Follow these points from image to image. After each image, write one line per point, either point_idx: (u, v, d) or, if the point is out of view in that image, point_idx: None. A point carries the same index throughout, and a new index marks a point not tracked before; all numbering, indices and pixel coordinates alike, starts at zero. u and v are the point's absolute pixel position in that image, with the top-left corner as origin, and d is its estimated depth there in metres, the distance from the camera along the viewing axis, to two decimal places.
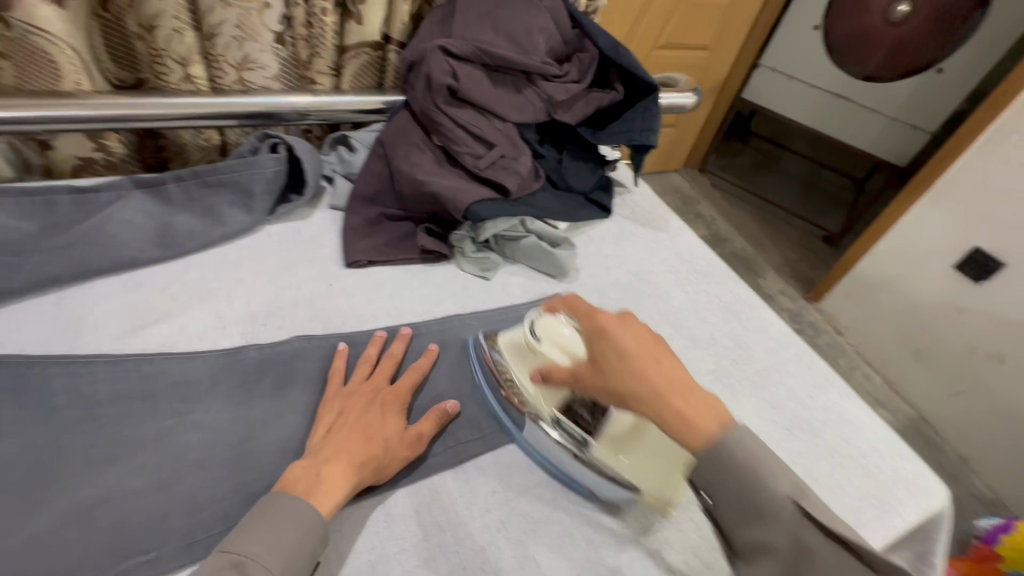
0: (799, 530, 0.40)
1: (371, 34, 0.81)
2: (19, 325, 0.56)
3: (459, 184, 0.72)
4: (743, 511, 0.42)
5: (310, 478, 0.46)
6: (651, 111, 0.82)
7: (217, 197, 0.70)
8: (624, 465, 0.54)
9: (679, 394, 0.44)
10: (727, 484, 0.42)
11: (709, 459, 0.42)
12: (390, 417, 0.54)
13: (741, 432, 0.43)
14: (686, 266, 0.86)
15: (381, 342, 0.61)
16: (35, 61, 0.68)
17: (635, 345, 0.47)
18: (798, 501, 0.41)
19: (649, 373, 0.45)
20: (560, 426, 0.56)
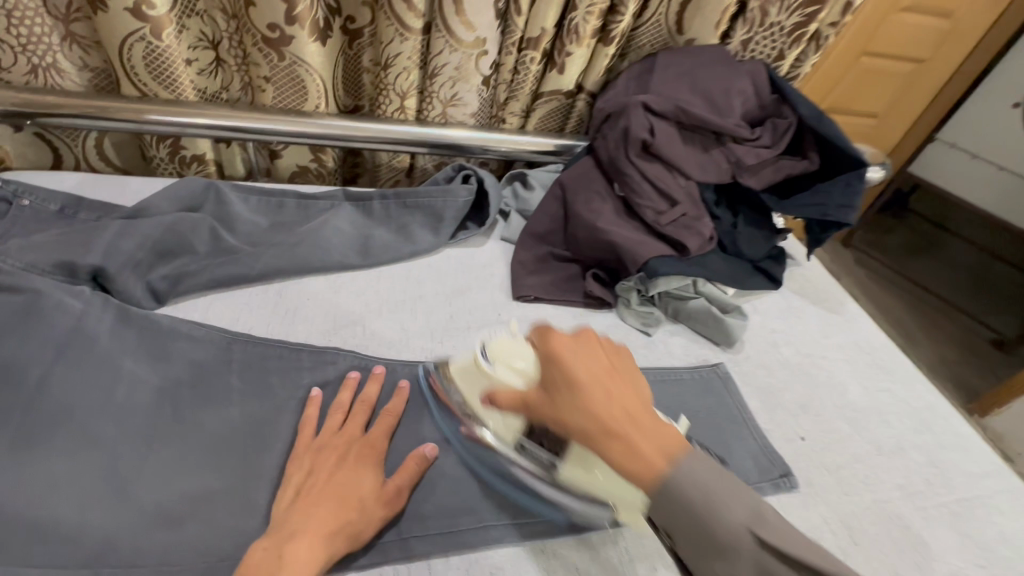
0: (761, 556, 0.37)
1: (567, 84, 0.84)
2: (249, 305, 0.65)
3: (637, 236, 0.72)
4: (705, 550, 0.39)
5: (271, 560, 0.41)
6: (854, 189, 0.76)
7: (412, 217, 0.77)
8: (602, 483, 0.50)
9: (631, 425, 0.41)
10: (681, 529, 0.39)
11: (663, 492, 0.39)
12: (366, 473, 0.50)
13: (691, 461, 0.40)
14: (866, 357, 0.77)
15: (353, 385, 0.57)
16: (292, 84, 0.80)
17: (591, 373, 0.44)
18: (752, 530, 0.38)
19: (597, 403, 0.42)
20: (524, 452, 0.54)
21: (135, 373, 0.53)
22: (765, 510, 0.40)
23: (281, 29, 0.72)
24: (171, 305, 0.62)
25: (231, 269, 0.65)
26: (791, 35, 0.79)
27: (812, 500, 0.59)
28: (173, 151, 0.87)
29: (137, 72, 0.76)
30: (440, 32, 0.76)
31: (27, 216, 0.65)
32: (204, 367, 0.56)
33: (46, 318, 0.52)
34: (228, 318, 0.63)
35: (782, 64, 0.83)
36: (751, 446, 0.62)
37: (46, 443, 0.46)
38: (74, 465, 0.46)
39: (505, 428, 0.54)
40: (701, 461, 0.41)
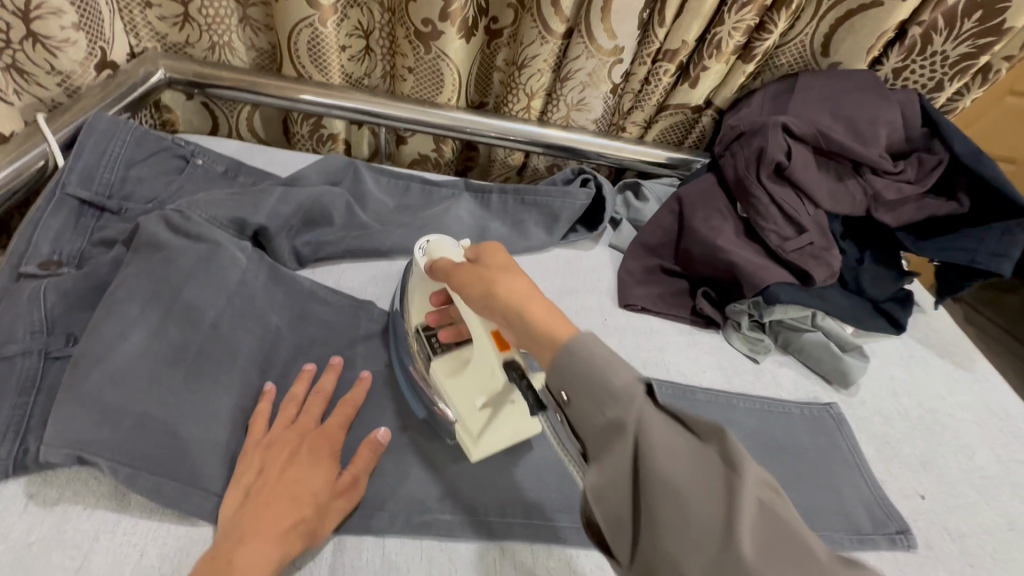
0: (643, 410, 0.36)
1: (696, 98, 0.83)
2: (375, 279, 0.69)
3: (759, 260, 0.70)
4: (590, 396, 0.37)
5: (219, 566, 0.39)
6: (1011, 237, 0.70)
7: (528, 214, 0.79)
8: (453, 389, 0.52)
9: (528, 310, 0.41)
10: (576, 380, 0.37)
11: (561, 360, 0.38)
12: (319, 468, 0.47)
13: (592, 335, 0.39)
14: (999, 423, 0.71)
15: (308, 378, 0.54)
16: (430, 76, 0.85)
17: (496, 270, 0.46)
18: (646, 382, 0.37)
19: (506, 288, 0.43)
20: (421, 339, 0.56)
21: (279, 329, 0.58)
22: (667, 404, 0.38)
23: (434, 25, 0.77)
24: (309, 269, 0.68)
25: (362, 242, 0.70)
26: (953, 66, 0.74)
27: (932, 564, 0.54)
28: (314, 129, 0.95)
29: (298, 53, 0.84)
30: (581, 37, 0.77)
31: (199, 175, 0.73)
32: (336, 331, 0.61)
33: (221, 268, 0.56)
34: (357, 289, 0.68)
35: (936, 96, 0.78)
36: (863, 493, 0.59)
37: (215, 380, 0.51)
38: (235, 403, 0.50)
39: (417, 317, 0.57)
40: (596, 344, 0.38)
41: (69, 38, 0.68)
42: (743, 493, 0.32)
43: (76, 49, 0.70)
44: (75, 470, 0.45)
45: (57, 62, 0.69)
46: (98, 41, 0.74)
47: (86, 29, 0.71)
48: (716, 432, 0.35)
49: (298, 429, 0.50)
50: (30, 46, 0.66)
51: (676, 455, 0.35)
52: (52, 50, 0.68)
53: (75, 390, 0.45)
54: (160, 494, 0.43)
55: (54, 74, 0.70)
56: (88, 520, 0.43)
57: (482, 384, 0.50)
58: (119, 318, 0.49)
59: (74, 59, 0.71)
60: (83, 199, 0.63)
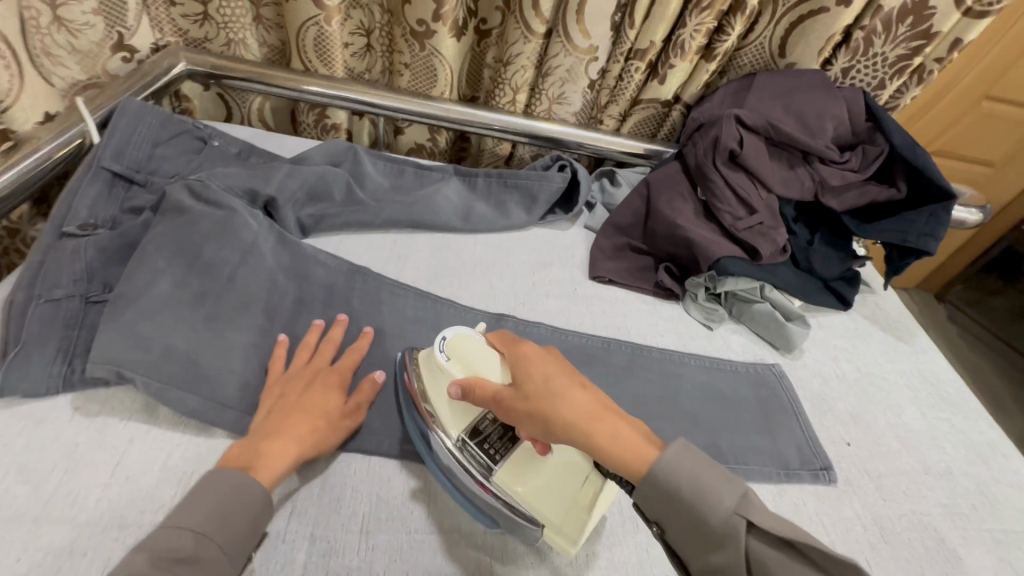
0: (751, 544, 0.40)
1: (665, 93, 0.91)
2: (370, 249, 0.78)
3: (714, 237, 0.78)
4: (694, 535, 0.42)
5: (250, 453, 0.49)
6: (940, 219, 0.78)
7: (509, 196, 0.88)
8: (531, 499, 0.51)
9: (610, 422, 0.46)
10: (681, 522, 0.43)
11: (653, 486, 0.43)
12: (331, 392, 0.56)
13: (674, 447, 0.44)
14: (928, 387, 0.78)
15: (319, 329, 0.62)
16: (425, 71, 0.94)
17: (552, 378, 0.48)
18: (742, 513, 0.41)
19: (582, 400, 0.46)
20: (463, 448, 0.54)
21: (285, 286, 0.66)
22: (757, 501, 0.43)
23: (428, 24, 0.86)
24: (313, 238, 0.76)
25: (361, 216, 0.79)
26: (893, 67, 0.82)
27: (849, 497, 0.62)
28: (319, 118, 1.04)
29: (306, 48, 0.93)
30: (559, 37, 0.85)
31: (215, 154, 0.81)
32: (335, 290, 0.69)
33: (235, 230, 0.65)
34: (353, 256, 0.76)
35: (881, 94, 0.86)
36: (798, 437, 0.67)
37: (230, 321, 0.59)
38: (247, 342, 0.59)
39: (455, 420, 0.55)
40: (690, 455, 0.44)
41: (87, 20, 0.77)
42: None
43: (94, 32, 0.79)
44: (112, 390, 0.54)
45: (78, 43, 0.78)
46: (117, 27, 0.84)
47: (105, 15, 0.81)
48: (843, 564, 0.38)
49: (312, 368, 0.58)
50: (55, 31, 0.75)
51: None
52: (73, 33, 0.77)
53: (114, 322, 0.53)
54: (183, 405, 0.52)
55: (76, 55, 0.79)
56: (123, 429, 0.51)
57: (567, 483, 0.51)
58: (150, 267, 0.58)
59: (93, 41, 0.80)
60: (116, 171, 0.72)
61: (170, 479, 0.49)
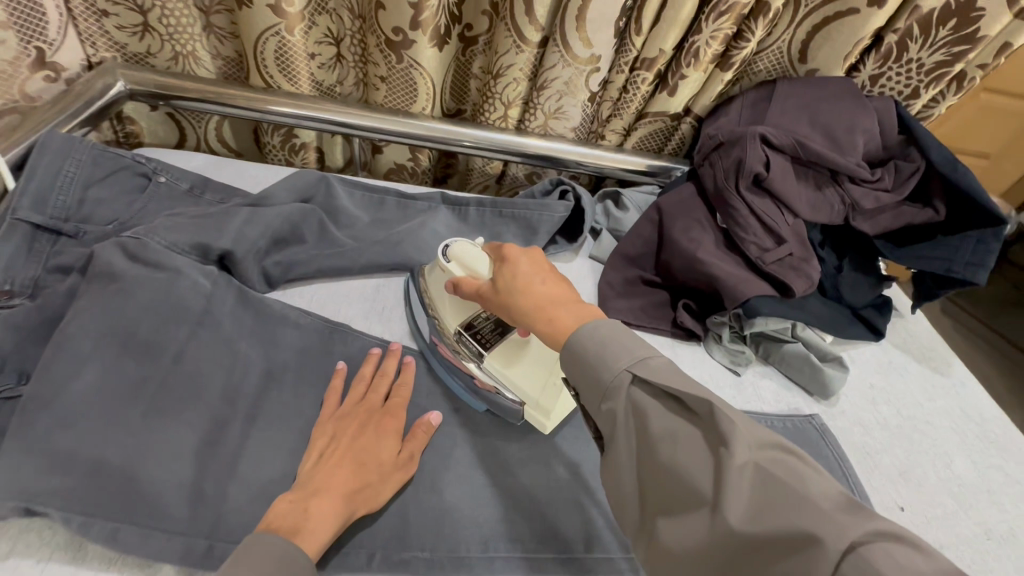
0: (633, 392, 0.41)
1: (674, 106, 0.82)
2: (349, 299, 0.67)
3: (739, 272, 0.69)
4: (589, 389, 0.43)
5: (296, 513, 0.44)
6: (985, 246, 0.70)
7: (506, 227, 0.78)
8: (514, 377, 0.56)
9: (558, 309, 0.47)
10: (577, 377, 0.44)
11: (571, 352, 0.44)
12: (384, 441, 0.51)
13: (600, 321, 0.45)
14: (975, 428, 0.71)
15: (375, 359, 0.59)
16: (404, 85, 0.83)
17: (522, 273, 0.50)
18: (632, 371, 0.41)
19: (537, 290, 0.49)
20: (461, 340, 0.58)
21: (249, 359, 0.55)
22: (658, 358, 0.43)
23: (405, 33, 0.75)
24: (280, 291, 0.66)
25: (336, 261, 0.68)
26: (928, 74, 0.74)
27: None
28: (286, 139, 0.92)
29: (266, 63, 0.81)
30: (556, 46, 0.75)
31: (162, 192, 0.70)
32: (309, 357, 0.59)
33: (182, 297, 0.54)
34: (329, 310, 0.65)
35: (912, 103, 0.78)
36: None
37: (177, 416, 0.48)
38: (201, 441, 0.48)
39: (454, 316, 0.60)
40: (625, 333, 0.44)
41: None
42: (733, 465, 0.36)
43: (5, 49, 0.67)
44: (27, 520, 0.43)
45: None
46: (37, 41, 0.71)
47: (19, 30, 0.68)
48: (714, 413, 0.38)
49: (365, 407, 0.54)
50: None
51: (674, 435, 0.39)
52: None
53: (24, 435, 0.42)
54: (116, 541, 0.41)
55: None
56: (41, 575, 0.41)
57: (548, 362, 0.56)
58: (73, 355, 0.47)
59: (6, 59, 0.68)
60: (37, 223, 0.59)
61: None
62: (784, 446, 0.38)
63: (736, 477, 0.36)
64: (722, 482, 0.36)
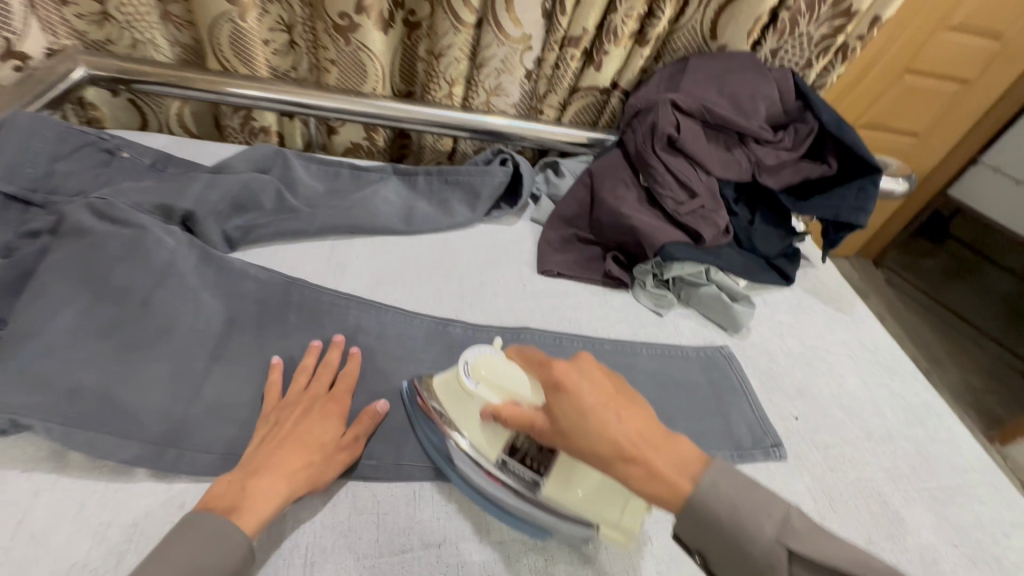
0: (795, 571, 0.39)
1: (602, 80, 0.91)
2: (305, 258, 0.73)
3: (658, 224, 0.78)
4: (740, 565, 0.41)
5: (235, 492, 0.46)
6: (868, 192, 0.80)
7: (452, 193, 0.85)
8: (581, 502, 0.50)
9: (648, 450, 0.43)
10: (711, 548, 0.42)
11: (690, 514, 0.41)
12: (329, 422, 0.53)
13: (714, 474, 0.42)
14: (868, 356, 0.81)
15: (317, 352, 0.60)
16: (355, 67, 0.89)
17: (595, 400, 0.44)
18: (785, 543, 0.39)
19: (618, 432, 0.43)
20: (504, 469, 0.52)
21: (212, 306, 0.61)
22: (794, 518, 0.41)
23: (351, 17, 0.81)
24: (241, 251, 0.71)
25: (293, 225, 0.74)
26: (818, 45, 0.84)
27: (799, 471, 0.64)
28: (245, 121, 0.98)
29: (222, 47, 0.86)
30: (490, 26, 0.83)
31: (126, 166, 0.75)
32: (268, 306, 0.65)
33: (147, 250, 0.59)
34: (287, 267, 0.72)
35: (808, 73, 0.88)
36: (751, 411, 0.69)
37: (145, 351, 0.54)
38: (168, 370, 0.54)
39: (489, 445, 0.52)
40: (727, 474, 0.43)
41: None
42: None
43: None
44: (13, 438, 0.48)
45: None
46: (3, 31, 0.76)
47: None
48: None
49: (310, 394, 0.56)
50: None
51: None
52: None
53: (5, 363, 0.48)
54: (92, 448, 0.47)
55: None
56: (28, 481, 0.46)
57: (617, 482, 0.49)
58: (48, 299, 0.53)
59: None
60: (7, 193, 0.65)
61: (84, 532, 0.45)
62: None
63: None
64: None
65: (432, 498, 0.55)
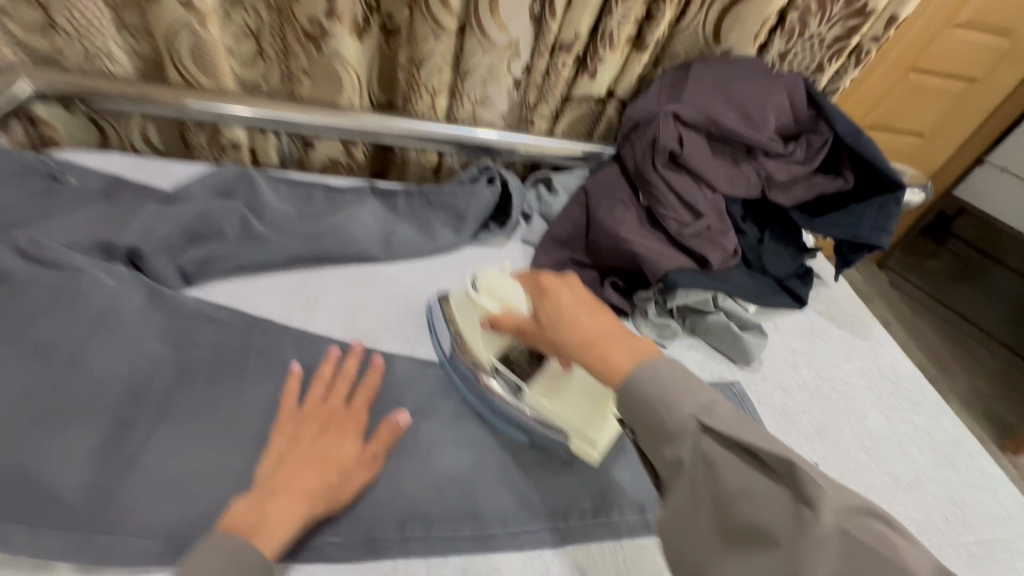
0: (704, 442, 0.40)
1: (597, 89, 0.84)
2: (271, 292, 0.66)
3: (660, 248, 0.71)
4: (654, 433, 0.42)
5: (255, 512, 0.43)
6: (887, 211, 0.74)
7: (435, 215, 0.78)
8: (556, 407, 0.56)
9: (610, 343, 0.46)
10: (636, 420, 0.43)
11: (625, 390, 0.43)
12: (347, 438, 0.51)
13: (657, 362, 0.44)
14: (890, 386, 0.75)
15: (336, 359, 0.57)
16: (328, 78, 0.82)
17: (570, 306, 0.49)
18: (698, 418, 0.40)
19: (584, 325, 0.48)
20: (498, 375, 0.58)
21: (159, 355, 0.54)
22: (722, 402, 0.42)
23: (322, 24, 0.74)
24: (198, 288, 0.64)
25: (258, 256, 0.67)
26: (831, 47, 0.77)
27: None
28: (213, 137, 0.90)
29: (182, 59, 0.79)
30: (473, 32, 0.76)
31: (72, 194, 0.68)
32: (226, 352, 0.58)
33: (82, 296, 0.53)
34: (250, 304, 0.64)
35: (820, 77, 0.81)
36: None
37: (74, 416, 0.47)
38: (101, 439, 0.47)
39: (488, 347, 0.59)
40: (673, 365, 0.44)
41: None
42: (822, 531, 0.35)
43: None
44: None
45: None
46: None
47: None
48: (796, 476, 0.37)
49: (328, 407, 0.53)
50: None
51: (749, 492, 0.38)
52: None
53: None
54: (4, 540, 0.40)
55: None
56: None
57: (592, 394, 0.56)
58: None
59: None
60: None
61: None
62: (870, 515, 0.37)
63: (827, 547, 0.35)
64: (806, 544, 0.35)
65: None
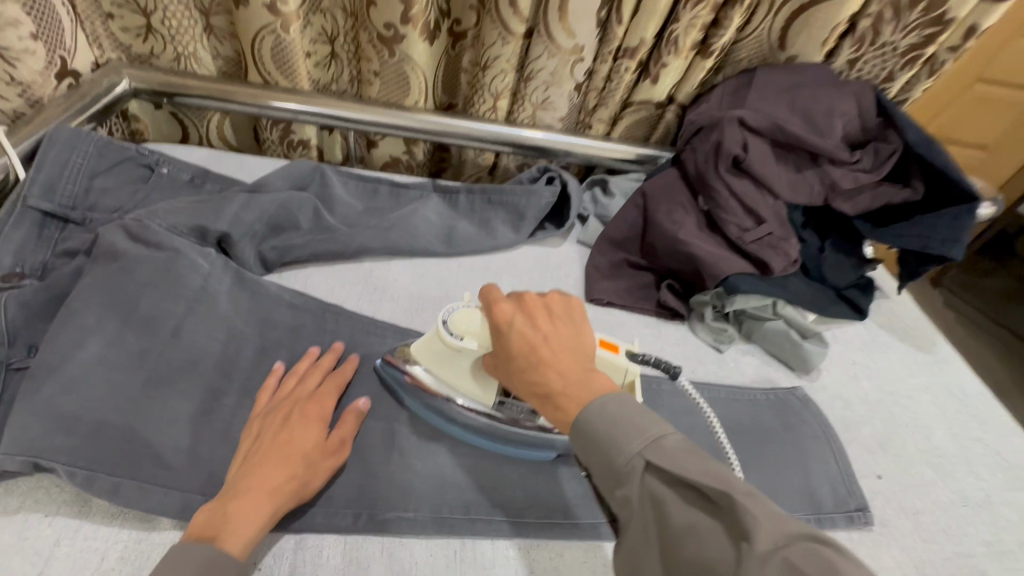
0: (650, 482, 0.38)
1: (658, 94, 0.85)
2: (341, 280, 0.70)
3: (720, 252, 0.71)
4: (605, 473, 0.40)
5: (216, 520, 0.42)
6: (962, 223, 0.71)
7: (494, 213, 0.81)
8: None
9: (560, 387, 0.44)
10: (587, 455, 0.41)
11: (577, 430, 0.42)
12: (310, 429, 0.50)
13: (606, 398, 0.42)
14: (957, 404, 0.73)
15: (312, 356, 0.58)
16: (396, 80, 0.86)
17: (525, 339, 0.46)
18: (643, 456, 0.38)
19: (544, 369, 0.45)
20: (504, 406, 0.56)
21: (244, 335, 0.58)
22: (681, 442, 0.39)
23: (395, 28, 0.77)
24: (276, 274, 0.68)
25: (331, 246, 0.70)
26: (903, 57, 0.76)
27: (886, 540, 0.57)
28: (284, 134, 0.95)
29: (263, 60, 0.84)
30: (541, 38, 0.78)
31: (164, 183, 0.73)
32: (301, 334, 0.61)
33: (181, 275, 0.57)
34: (322, 291, 0.68)
35: (891, 86, 0.80)
36: (838, 465, 0.61)
37: (174, 385, 0.51)
38: (196, 408, 0.51)
39: (486, 392, 0.55)
40: (618, 399, 0.42)
41: (29, 48, 0.69)
42: (760, 565, 0.31)
43: (35, 59, 0.71)
44: (34, 478, 0.46)
45: (16, 73, 0.70)
46: (58, 50, 0.75)
47: (44, 38, 0.72)
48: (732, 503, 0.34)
49: (292, 399, 0.53)
50: None
51: (695, 529, 0.35)
52: (10, 61, 0.68)
53: (31, 399, 0.45)
54: (118, 495, 0.44)
55: (13, 84, 0.71)
56: (45, 527, 0.43)
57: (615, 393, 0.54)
58: (77, 327, 0.50)
59: (35, 69, 0.72)
60: (45, 211, 0.63)
61: None
62: (827, 545, 0.33)
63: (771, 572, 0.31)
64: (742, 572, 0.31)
65: (476, 557, 0.50)
